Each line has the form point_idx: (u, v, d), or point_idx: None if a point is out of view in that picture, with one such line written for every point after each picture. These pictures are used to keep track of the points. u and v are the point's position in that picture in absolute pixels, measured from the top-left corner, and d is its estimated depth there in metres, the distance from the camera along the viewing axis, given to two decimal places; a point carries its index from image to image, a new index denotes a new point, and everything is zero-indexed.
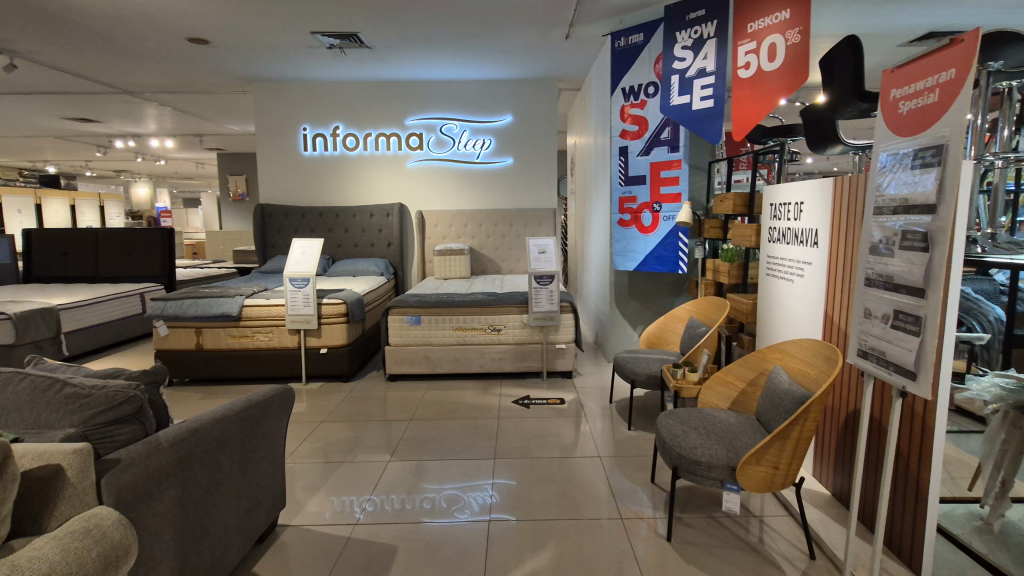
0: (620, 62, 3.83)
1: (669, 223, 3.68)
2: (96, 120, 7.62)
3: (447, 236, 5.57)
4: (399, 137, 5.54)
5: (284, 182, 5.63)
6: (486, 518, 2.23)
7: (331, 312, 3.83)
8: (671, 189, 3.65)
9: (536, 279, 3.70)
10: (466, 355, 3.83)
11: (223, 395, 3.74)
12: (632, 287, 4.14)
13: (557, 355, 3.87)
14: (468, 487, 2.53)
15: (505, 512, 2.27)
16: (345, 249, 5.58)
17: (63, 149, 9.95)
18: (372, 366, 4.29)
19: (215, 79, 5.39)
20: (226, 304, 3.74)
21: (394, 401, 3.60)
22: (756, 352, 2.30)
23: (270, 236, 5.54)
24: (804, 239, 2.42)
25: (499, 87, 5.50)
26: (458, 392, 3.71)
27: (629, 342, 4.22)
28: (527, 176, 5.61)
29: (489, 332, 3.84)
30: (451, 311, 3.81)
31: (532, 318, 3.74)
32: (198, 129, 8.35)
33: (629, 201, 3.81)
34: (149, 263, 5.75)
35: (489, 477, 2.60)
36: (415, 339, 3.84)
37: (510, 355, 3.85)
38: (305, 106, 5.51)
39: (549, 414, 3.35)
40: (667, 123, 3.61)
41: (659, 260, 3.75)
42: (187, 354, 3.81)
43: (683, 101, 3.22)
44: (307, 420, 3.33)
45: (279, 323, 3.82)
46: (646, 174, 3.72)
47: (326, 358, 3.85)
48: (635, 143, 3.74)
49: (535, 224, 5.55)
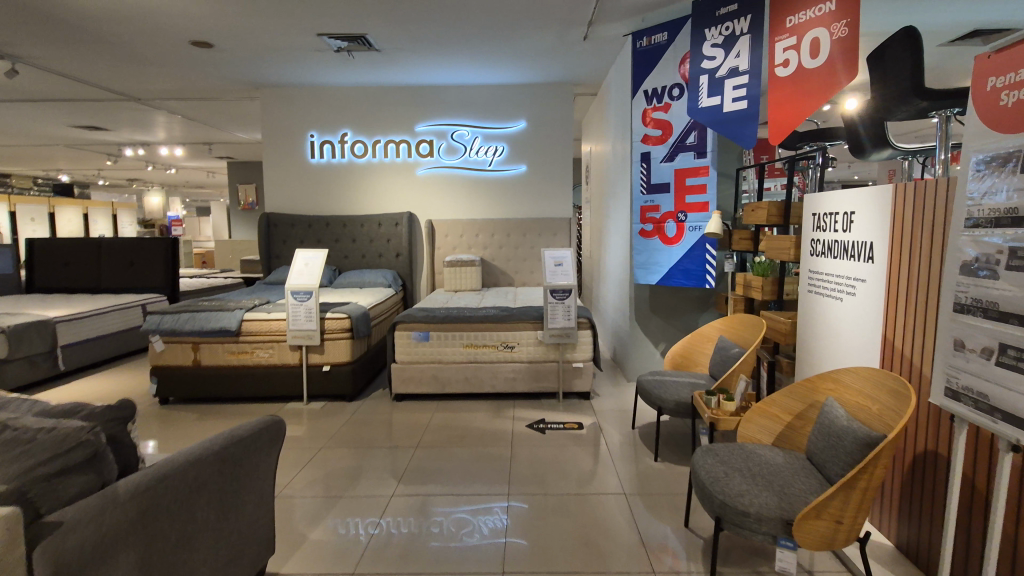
0: (641, 63, 3.62)
1: (695, 233, 3.43)
2: (106, 129, 7.55)
3: (458, 247, 5.36)
4: (409, 144, 5.35)
5: (291, 191, 5.46)
6: (500, 540, 2.17)
7: (334, 327, 3.62)
8: (698, 198, 3.42)
9: (552, 293, 3.46)
10: (477, 374, 3.61)
11: (221, 415, 3.54)
12: (654, 302, 3.91)
13: (575, 375, 3.63)
14: (478, 509, 2.42)
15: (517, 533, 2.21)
16: (352, 260, 5.39)
17: (76, 158, 9.92)
18: (377, 384, 4.06)
19: (221, 84, 5.26)
20: (225, 318, 3.54)
21: (400, 424, 3.37)
22: (804, 382, 2.04)
23: (275, 246, 5.36)
24: (855, 254, 2.17)
25: (513, 92, 5.31)
26: (468, 414, 3.47)
27: (651, 360, 3.97)
28: (541, 185, 5.39)
29: (501, 350, 3.61)
30: (461, 326, 3.59)
31: (547, 335, 3.50)
32: (207, 136, 8.25)
33: (651, 210, 3.59)
34: (152, 274, 5.61)
35: (502, 499, 2.49)
36: (423, 357, 3.62)
37: (524, 374, 3.62)
38: (312, 112, 5.35)
39: (566, 440, 3.09)
40: (694, 127, 3.38)
41: (685, 273, 3.49)
42: (184, 371, 3.61)
43: (713, 102, 2.98)
44: (307, 445, 3.10)
45: (280, 339, 3.61)
46: (670, 182, 3.50)
47: (329, 376, 3.64)
48: (658, 149, 3.52)
49: (549, 234, 5.32)
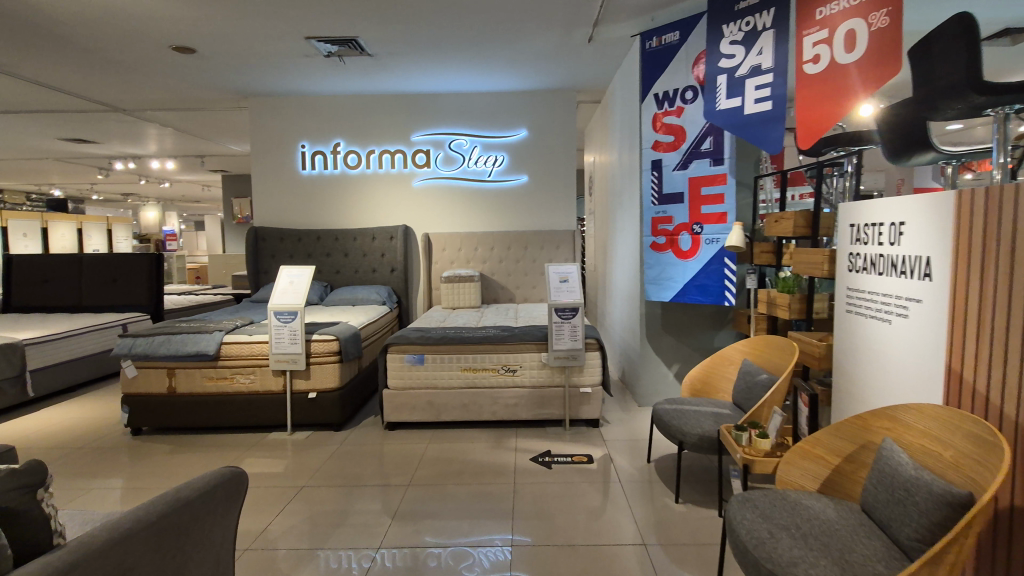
0: (651, 65, 3.39)
1: (712, 246, 3.16)
2: (94, 142, 7.32)
3: (456, 261, 5.10)
4: (404, 154, 5.11)
5: (280, 204, 5.22)
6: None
7: (321, 350, 3.33)
8: (714, 208, 3.15)
9: (557, 312, 3.19)
10: (476, 400, 3.32)
11: (196, 446, 3.24)
12: (666, 320, 3.64)
13: (582, 401, 3.33)
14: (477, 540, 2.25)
15: (521, 568, 2.03)
16: (345, 276, 5.13)
17: (68, 173, 9.72)
18: (368, 411, 3.77)
19: (208, 93, 5.03)
20: (202, 341, 3.27)
21: (391, 456, 3.08)
22: (852, 419, 1.76)
23: (264, 261, 5.10)
24: (905, 270, 1.90)
25: (513, 99, 5.08)
26: (466, 445, 3.17)
27: (663, 382, 3.70)
28: (544, 196, 5.14)
29: (503, 373, 3.32)
30: (459, 348, 3.31)
31: (552, 358, 3.22)
32: (200, 149, 8.03)
33: (663, 222, 3.34)
34: (135, 291, 5.34)
35: (505, 531, 2.30)
36: (417, 381, 3.33)
37: (527, 400, 3.33)
38: (304, 122, 5.12)
39: (575, 475, 2.79)
40: (710, 132, 3.14)
41: (701, 288, 3.22)
42: (157, 398, 3.33)
43: (734, 104, 2.73)
44: (288, 482, 2.81)
45: (262, 363, 3.33)
46: (684, 191, 3.25)
47: (315, 404, 3.35)
48: (671, 156, 3.28)
49: (552, 247, 5.06)
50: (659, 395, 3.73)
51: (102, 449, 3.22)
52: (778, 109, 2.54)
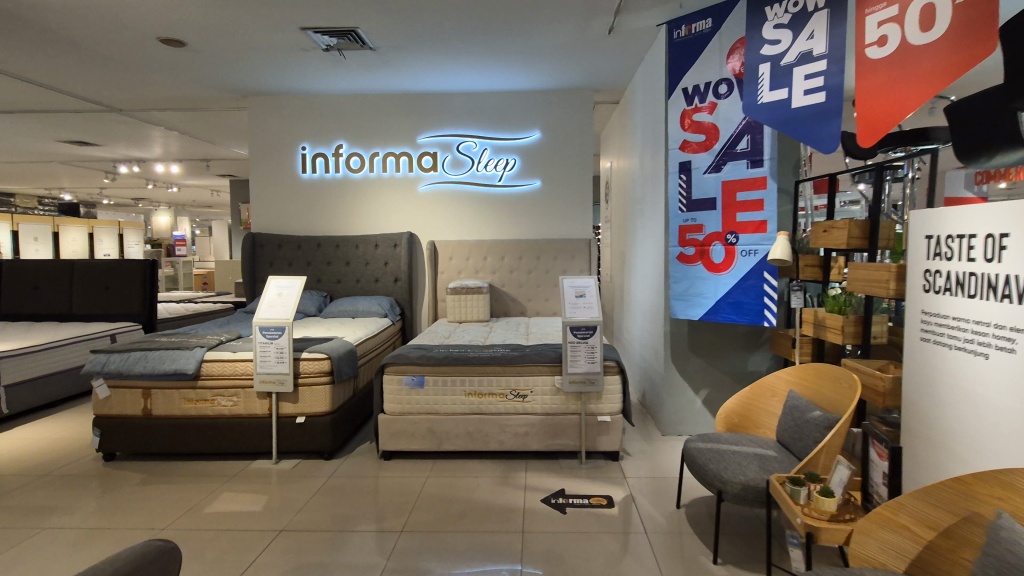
0: (679, 57, 3.05)
1: (749, 259, 2.79)
2: (97, 144, 7.14)
3: (464, 271, 4.77)
4: (410, 157, 4.81)
5: (279, 208, 4.94)
6: None
7: (312, 369, 3.01)
8: (751, 215, 2.79)
9: (572, 330, 2.86)
10: (482, 428, 2.98)
11: (171, 475, 2.93)
12: (693, 340, 3.29)
13: (600, 431, 2.97)
14: (483, 573, 2.05)
15: None
16: (346, 285, 4.82)
17: (77, 176, 9.59)
18: (364, 436, 3.43)
19: (205, 92, 4.79)
20: (181, 358, 2.97)
21: (384, 492, 2.74)
22: (947, 483, 1.39)
23: (261, 269, 4.81)
24: (1008, 294, 1.51)
25: (526, 98, 4.76)
26: (469, 481, 2.82)
27: (688, 408, 3.36)
28: (558, 202, 4.81)
29: (511, 399, 2.98)
30: (463, 370, 2.98)
31: (566, 382, 2.88)
32: (205, 152, 7.81)
33: (692, 230, 2.98)
34: (127, 299, 5.08)
35: (514, 562, 2.11)
36: (416, 405, 3.00)
37: (538, 430, 2.97)
38: (305, 122, 4.86)
39: (593, 521, 2.42)
40: (747, 129, 2.78)
41: (735, 306, 2.86)
42: (133, 421, 3.04)
43: (780, 95, 2.37)
44: (267, 522, 2.48)
45: (246, 384, 3.02)
46: (717, 196, 2.89)
47: (304, 429, 3.03)
48: (701, 157, 2.93)
49: (566, 258, 4.72)
50: (684, 422, 3.38)
51: (67, 477, 2.91)
52: (835, 100, 2.17)
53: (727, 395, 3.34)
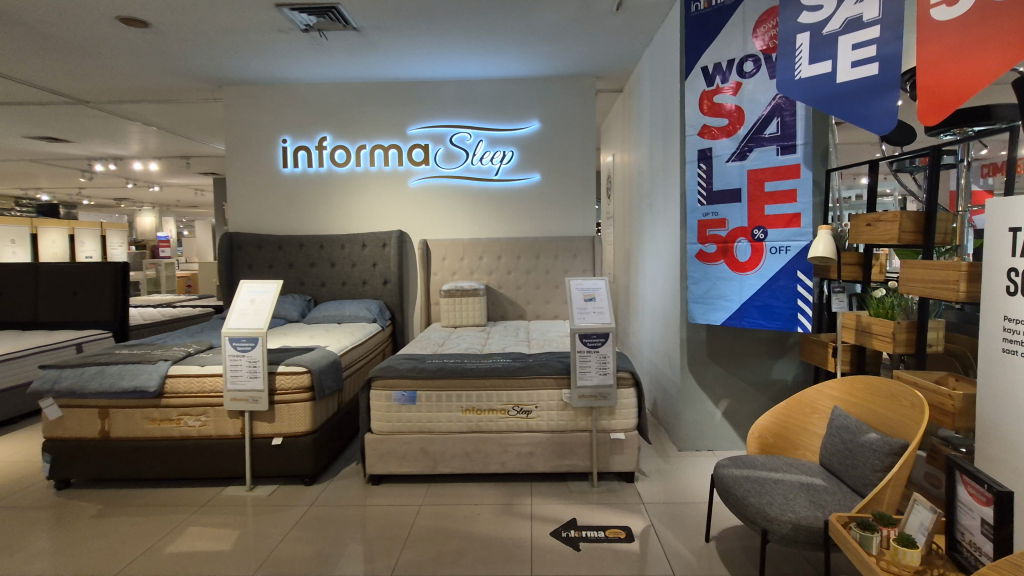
0: (697, 33, 2.75)
1: (779, 257, 2.50)
2: (70, 141, 6.76)
3: (458, 272, 4.46)
4: (399, 150, 4.49)
5: (260, 206, 4.60)
6: None
7: (289, 385, 2.69)
8: (782, 208, 2.49)
9: (581, 339, 2.56)
10: (481, 448, 2.67)
11: (130, 506, 2.58)
12: (712, 347, 3.01)
13: (613, 450, 2.66)
14: None
15: None
16: (331, 289, 4.49)
17: (52, 176, 9.15)
18: (350, 456, 3.11)
19: (177, 81, 4.43)
20: (142, 374, 2.63)
21: (372, 523, 2.41)
22: None
23: (239, 271, 4.48)
24: None
25: (524, 86, 4.45)
26: (468, 509, 2.50)
27: (707, 420, 3.06)
28: (559, 197, 4.49)
29: (514, 415, 2.66)
30: (459, 384, 2.66)
31: (575, 397, 2.58)
32: (184, 149, 7.42)
33: (713, 225, 2.69)
34: (96, 306, 4.71)
35: None
36: (407, 423, 2.68)
37: (545, 449, 2.66)
38: (286, 113, 4.52)
39: (612, 559, 2.11)
40: (776, 112, 2.49)
41: (763, 310, 2.56)
42: (87, 445, 2.69)
43: (823, 69, 2.05)
44: (236, 564, 2.15)
45: (215, 402, 2.68)
46: (742, 187, 2.59)
47: (282, 452, 2.70)
48: (724, 143, 2.64)
49: (568, 257, 4.42)
50: (703, 436, 3.08)
51: (11, 510, 2.57)
52: (892, 73, 1.87)
53: (750, 406, 3.05)
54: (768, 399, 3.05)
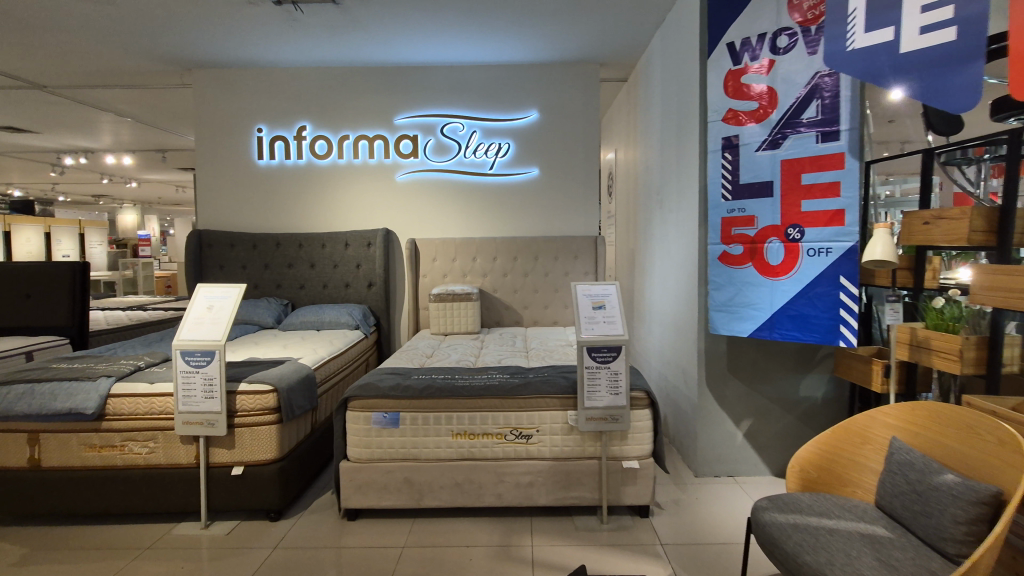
0: (723, 5, 2.44)
1: (818, 260, 2.17)
2: (36, 131, 6.32)
3: (449, 274, 4.11)
4: (385, 141, 4.13)
5: (232, 201, 4.22)
6: None
7: (252, 405, 2.32)
8: (821, 204, 2.16)
9: (589, 353, 2.22)
10: (473, 478, 2.32)
11: (61, 549, 2.20)
12: (733, 359, 2.68)
13: (625, 480, 2.32)
14: None
15: None
16: (310, 292, 4.12)
17: (23, 170, 8.65)
18: (325, 484, 2.74)
19: (141, 64, 4.04)
20: (79, 394, 2.26)
21: (343, 569, 2.05)
22: None
23: (209, 273, 4.10)
24: None
25: (521, 73, 4.10)
26: (458, 551, 2.15)
27: (727, 443, 2.73)
28: (559, 193, 4.15)
29: (511, 440, 2.32)
30: (448, 405, 2.31)
31: (582, 420, 2.24)
32: (160, 142, 6.99)
33: (739, 223, 2.38)
34: (52, 310, 4.29)
35: None
36: (388, 449, 2.32)
37: (547, 479, 2.32)
38: (262, 100, 4.15)
39: None
40: (814, 93, 2.17)
41: (798, 320, 2.24)
42: (15, 476, 2.31)
43: (882, 37, 1.74)
44: None
45: (166, 426, 2.31)
46: (774, 179, 2.28)
47: (243, 483, 2.33)
48: (753, 130, 2.33)
49: (568, 258, 4.09)
50: (723, 461, 2.74)
51: None
52: (970, 39, 1.54)
53: (775, 427, 2.72)
54: (795, 419, 2.72)
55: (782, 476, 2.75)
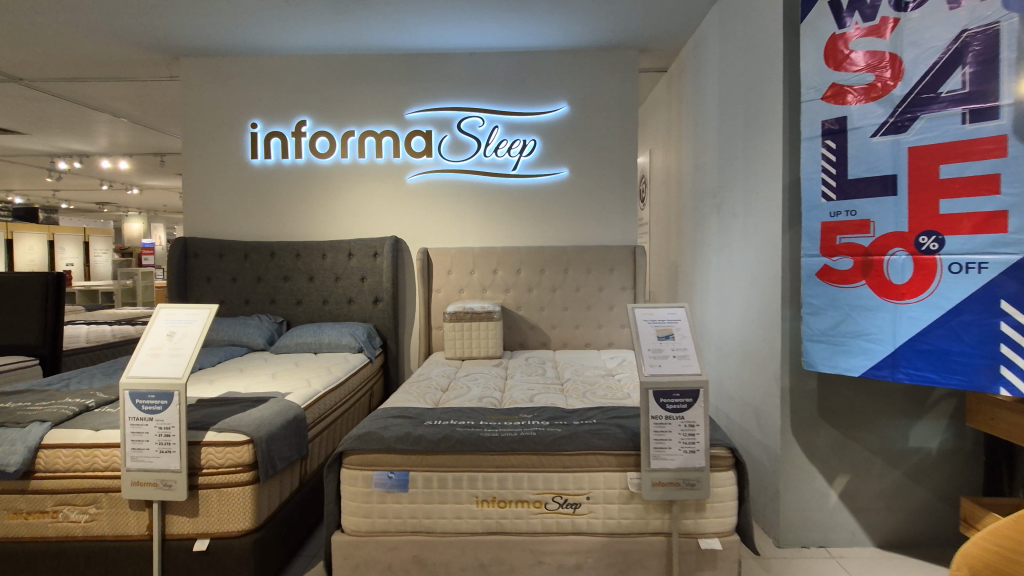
0: None
1: (965, 279, 1.62)
2: (25, 132, 5.90)
3: (466, 288, 3.60)
4: (394, 137, 3.66)
5: (223, 206, 3.75)
6: None
7: (221, 460, 1.81)
8: (968, 204, 1.61)
9: (657, 398, 1.68)
10: (502, 560, 1.78)
11: None
12: (826, 401, 2.14)
13: (700, 563, 1.78)
14: None
15: None
16: (308, 308, 3.63)
17: (21, 175, 8.25)
18: (314, 554, 2.21)
19: (122, 52, 3.61)
20: (2, 445, 1.76)
21: None
22: None
23: (195, 286, 3.63)
24: None
25: (549, 61, 3.61)
26: None
27: (817, 506, 2.18)
28: (591, 197, 3.64)
29: (551, 511, 1.79)
30: (471, 463, 1.79)
31: (647, 486, 1.71)
32: (158, 144, 6.56)
33: (848, 228, 1.86)
34: (22, 327, 3.83)
35: None
36: (394, 520, 1.80)
37: (599, 561, 1.78)
38: (258, 92, 3.69)
39: None
40: (957, 59, 1.62)
41: (932, 357, 1.70)
42: None
43: None
44: None
45: (111, 487, 1.80)
46: (897, 173, 1.76)
47: (209, 562, 1.82)
48: (867, 110, 1.82)
49: (603, 270, 3.58)
50: (811, 527, 2.19)
51: None
52: None
53: (877, 486, 2.17)
54: (903, 476, 2.16)
55: (887, 547, 2.19)
